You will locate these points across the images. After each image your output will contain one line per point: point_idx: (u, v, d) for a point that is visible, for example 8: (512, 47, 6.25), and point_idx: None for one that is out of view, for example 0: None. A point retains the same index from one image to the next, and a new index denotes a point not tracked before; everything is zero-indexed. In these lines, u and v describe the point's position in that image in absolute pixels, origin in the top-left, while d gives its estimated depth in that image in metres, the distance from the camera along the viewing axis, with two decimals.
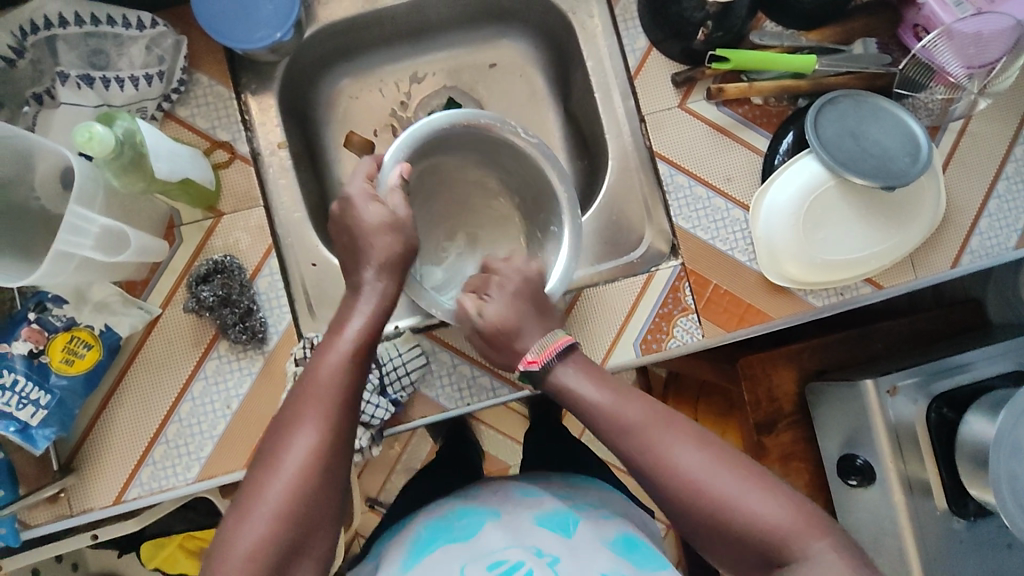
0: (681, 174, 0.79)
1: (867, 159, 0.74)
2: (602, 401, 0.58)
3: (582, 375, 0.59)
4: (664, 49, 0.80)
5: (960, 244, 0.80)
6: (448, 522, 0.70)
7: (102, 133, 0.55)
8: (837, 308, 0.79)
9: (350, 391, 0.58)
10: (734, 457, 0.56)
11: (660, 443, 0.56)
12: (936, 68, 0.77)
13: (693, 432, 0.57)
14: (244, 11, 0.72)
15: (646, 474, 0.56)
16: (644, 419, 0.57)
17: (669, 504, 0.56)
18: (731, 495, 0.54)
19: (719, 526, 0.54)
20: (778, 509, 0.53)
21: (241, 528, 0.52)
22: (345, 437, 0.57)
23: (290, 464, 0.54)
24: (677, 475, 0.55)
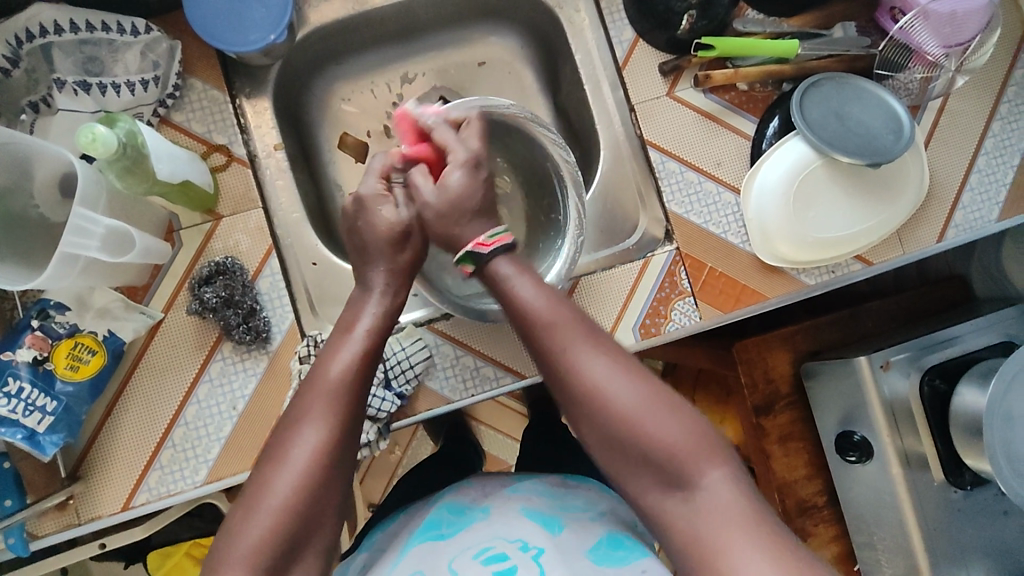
0: (672, 161, 0.81)
1: (852, 138, 0.76)
2: (541, 307, 0.61)
3: (516, 269, 0.63)
4: (651, 40, 0.82)
5: (945, 218, 0.82)
6: (436, 518, 0.71)
7: (105, 134, 0.55)
8: (829, 286, 0.81)
9: (355, 385, 0.59)
10: (645, 378, 0.58)
11: (577, 353, 0.58)
12: (914, 48, 0.79)
13: (610, 350, 0.59)
14: (237, 15, 0.73)
15: (559, 375, 0.59)
16: (562, 318, 0.60)
17: (589, 423, 0.58)
18: (628, 406, 0.56)
19: (617, 435, 0.56)
20: (673, 431, 0.55)
21: (248, 522, 0.52)
22: (349, 429, 0.57)
23: (298, 455, 0.54)
24: (584, 380, 0.57)
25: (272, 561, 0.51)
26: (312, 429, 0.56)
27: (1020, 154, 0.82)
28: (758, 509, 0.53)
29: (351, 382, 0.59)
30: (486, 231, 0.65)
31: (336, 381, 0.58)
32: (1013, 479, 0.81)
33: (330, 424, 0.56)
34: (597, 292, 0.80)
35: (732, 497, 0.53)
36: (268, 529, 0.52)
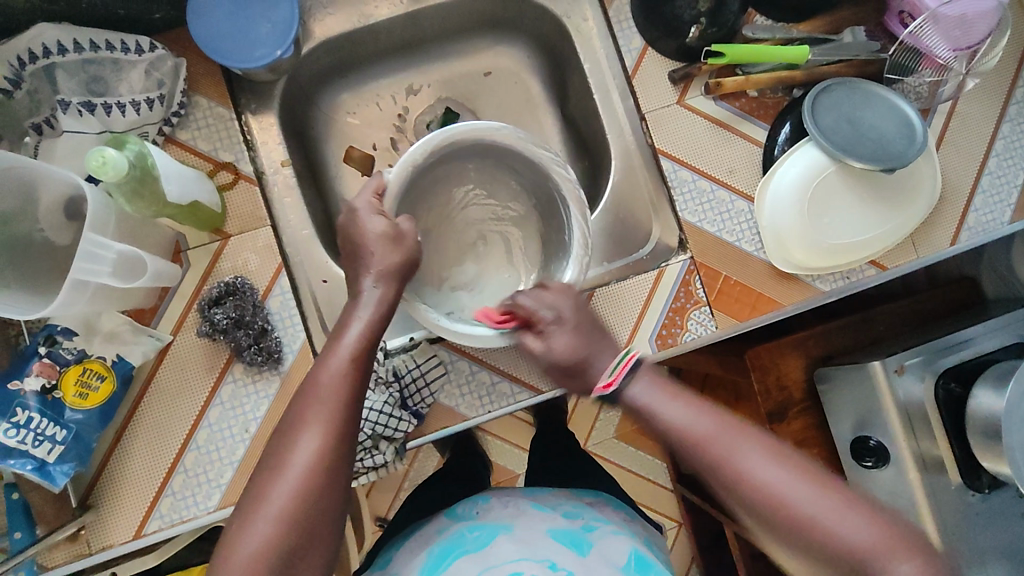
0: (685, 170, 0.80)
1: (866, 143, 0.76)
2: (686, 426, 0.59)
3: (656, 385, 0.62)
4: (660, 48, 0.81)
5: (958, 221, 0.82)
6: (461, 536, 0.69)
7: (115, 158, 0.54)
8: (844, 291, 0.81)
9: (353, 392, 0.57)
10: (810, 470, 0.57)
11: (729, 444, 0.57)
12: (924, 52, 0.78)
13: (777, 453, 0.57)
14: (242, 31, 0.72)
15: (711, 477, 0.58)
16: (716, 424, 0.59)
17: (762, 524, 0.56)
18: (816, 509, 0.54)
19: (787, 534, 0.55)
20: (862, 529, 0.54)
21: (247, 529, 0.51)
22: (349, 437, 0.56)
23: (295, 466, 0.53)
24: (753, 484, 0.56)
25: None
26: (309, 439, 0.54)
27: None
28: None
29: (349, 389, 0.57)
30: (605, 364, 0.63)
31: (331, 388, 0.56)
32: None
33: (327, 433, 0.55)
34: (614, 303, 0.79)
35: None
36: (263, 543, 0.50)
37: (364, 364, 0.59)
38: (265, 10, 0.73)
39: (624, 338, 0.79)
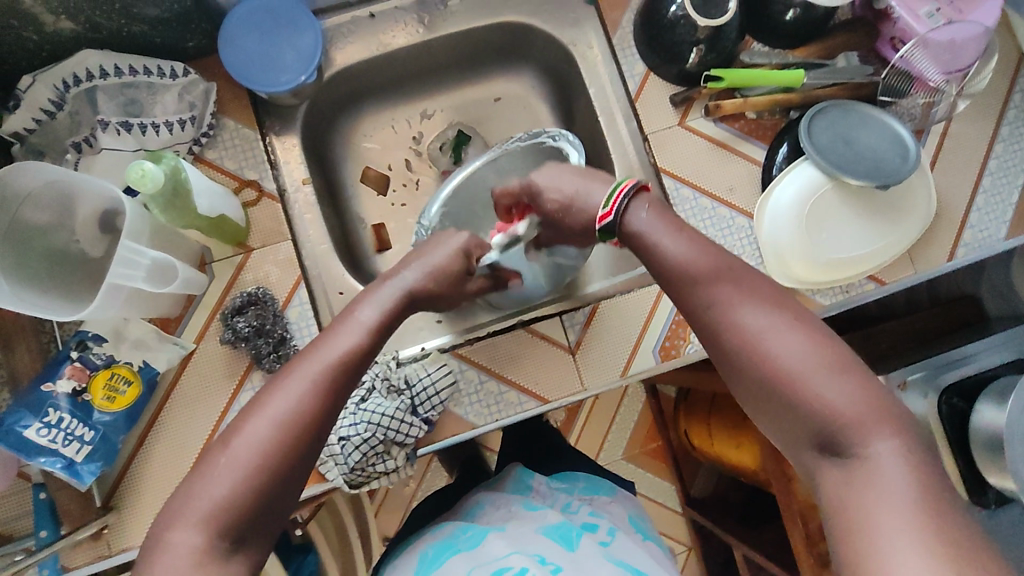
0: (686, 187, 0.84)
1: (861, 162, 0.79)
2: (685, 253, 0.62)
3: (653, 213, 0.65)
4: (661, 74, 0.85)
5: (954, 237, 0.85)
6: (453, 538, 0.71)
7: (154, 171, 0.58)
8: (844, 305, 0.83)
9: (351, 364, 0.59)
10: (820, 342, 0.56)
11: (733, 300, 0.59)
12: (915, 76, 0.81)
13: (775, 304, 0.58)
14: (270, 57, 0.77)
15: (709, 338, 0.60)
16: (723, 271, 0.60)
17: (746, 383, 0.57)
18: (798, 365, 0.54)
19: (771, 396, 0.55)
20: (842, 395, 0.53)
21: (214, 470, 0.53)
22: (331, 408, 0.57)
23: (273, 414, 0.54)
24: (738, 335, 0.57)
25: (231, 523, 0.51)
26: (291, 395, 0.56)
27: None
28: (930, 483, 0.49)
29: (348, 364, 0.59)
30: (604, 196, 0.67)
31: (326, 356, 0.58)
32: None
33: (313, 393, 0.56)
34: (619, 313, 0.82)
35: (899, 463, 0.50)
36: (227, 490, 0.52)
37: (369, 347, 0.61)
38: (291, 37, 0.78)
39: (628, 350, 0.81)
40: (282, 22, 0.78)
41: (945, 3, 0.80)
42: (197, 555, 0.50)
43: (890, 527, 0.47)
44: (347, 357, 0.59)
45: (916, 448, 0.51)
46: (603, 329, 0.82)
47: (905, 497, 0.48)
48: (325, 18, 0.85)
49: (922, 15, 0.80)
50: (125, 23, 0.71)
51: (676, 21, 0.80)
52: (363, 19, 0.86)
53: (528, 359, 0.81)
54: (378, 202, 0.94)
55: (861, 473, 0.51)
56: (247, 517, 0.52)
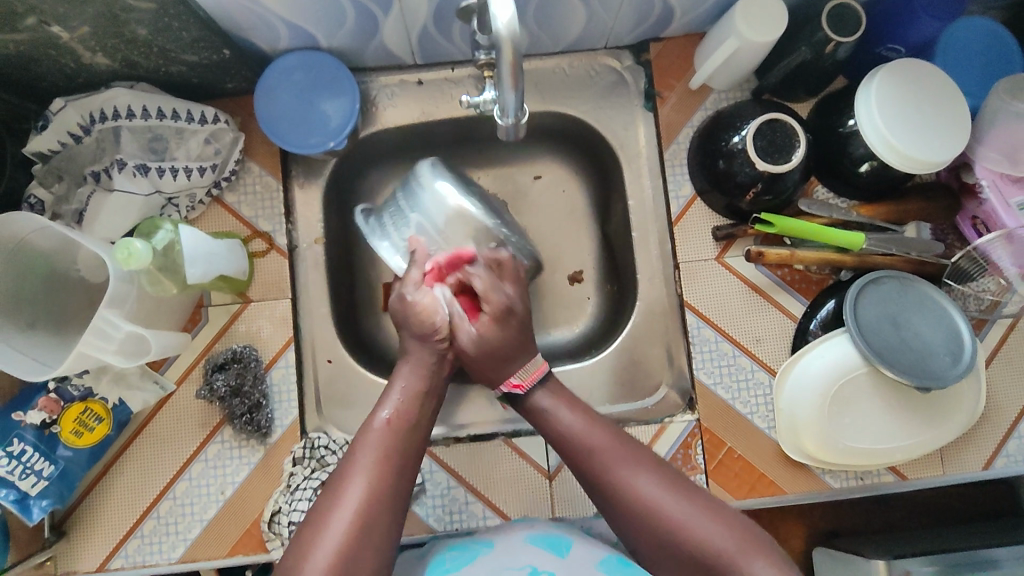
0: (708, 328, 0.78)
1: (905, 350, 0.71)
2: (573, 426, 0.64)
3: (554, 394, 0.68)
4: (708, 201, 0.79)
5: (996, 445, 0.76)
6: (441, 556, 0.66)
7: (141, 250, 0.56)
8: (855, 492, 0.75)
9: (402, 451, 0.61)
10: (685, 491, 0.60)
11: (614, 461, 0.61)
12: (990, 265, 0.73)
13: (647, 461, 0.62)
14: (304, 117, 0.75)
15: (601, 499, 0.62)
16: (605, 438, 0.63)
17: (631, 529, 0.59)
18: (678, 513, 0.58)
19: (661, 537, 0.58)
20: (720, 530, 0.57)
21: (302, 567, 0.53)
22: (390, 493, 0.58)
23: (342, 520, 0.55)
24: (619, 488, 0.60)
25: None
26: (355, 489, 0.57)
27: None
28: None
29: (392, 446, 0.61)
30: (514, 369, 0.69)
31: (373, 444, 0.61)
32: None
33: (372, 481, 0.58)
34: None
35: None
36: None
37: (403, 427, 0.63)
38: (330, 100, 0.76)
39: None
40: (323, 83, 0.75)
41: None
42: None
43: None
44: (394, 437, 0.62)
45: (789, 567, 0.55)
46: None
47: None
48: (373, 77, 0.82)
49: (1013, 204, 0.71)
50: (164, 64, 0.70)
51: (735, 153, 0.74)
52: (410, 84, 0.82)
53: (500, 474, 0.77)
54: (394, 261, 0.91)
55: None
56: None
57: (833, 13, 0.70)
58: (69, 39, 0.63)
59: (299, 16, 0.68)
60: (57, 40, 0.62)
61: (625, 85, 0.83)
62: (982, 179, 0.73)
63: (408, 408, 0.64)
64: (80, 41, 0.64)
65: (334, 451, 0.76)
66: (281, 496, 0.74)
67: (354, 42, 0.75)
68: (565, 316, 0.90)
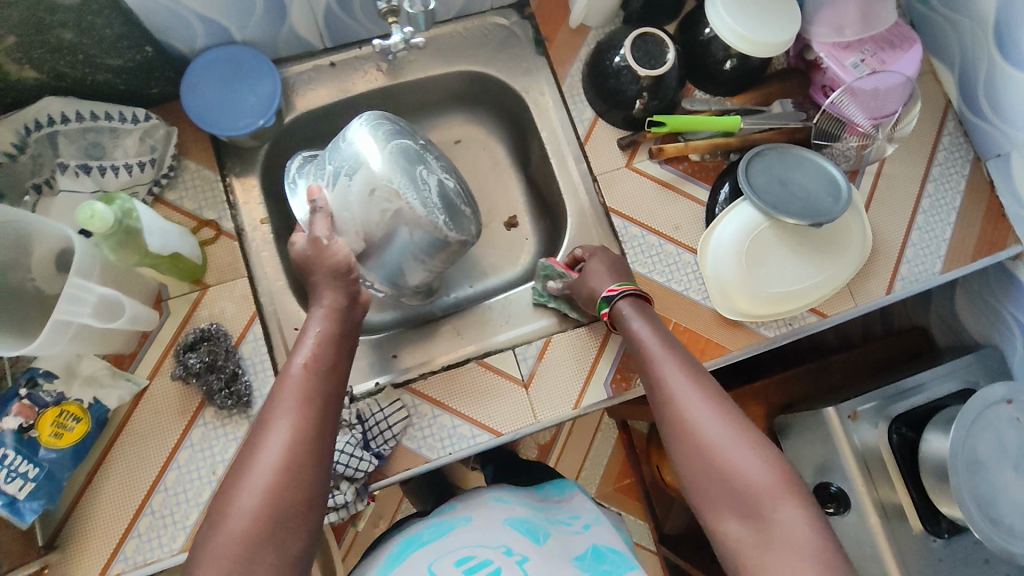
0: (634, 226, 0.87)
1: (795, 201, 0.82)
2: (645, 336, 0.71)
3: (635, 309, 0.74)
4: (609, 119, 0.90)
5: (891, 272, 0.88)
6: (420, 532, 0.72)
7: (104, 211, 0.60)
8: (789, 337, 0.85)
9: (322, 416, 0.63)
10: (735, 416, 0.63)
11: (666, 372, 0.67)
12: (845, 121, 0.87)
13: (696, 375, 0.66)
14: (230, 103, 0.81)
15: (655, 409, 0.67)
16: (659, 350, 0.69)
17: (670, 439, 0.64)
18: (721, 440, 0.61)
19: (704, 459, 0.61)
20: (758, 468, 0.60)
21: (222, 530, 0.56)
22: (310, 439, 0.61)
23: (258, 476, 0.58)
24: (670, 401, 0.65)
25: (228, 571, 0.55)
26: (278, 434, 0.60)
27: (955, 213, 0.90)
28: (824, 547, 0.56)
29: (307, 392, 0.63)
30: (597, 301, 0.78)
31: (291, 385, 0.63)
32: (988, 525, 0.80)
33: (297, 419, 0.61)
34: (572, 346, 0.84)
35: (802, 530, 0.56)
36: (244, 534, 0.56)
37: (320, 364, 0.65)
38: (252, 85, 0.82)
39: (581, 383, 0.83)
40: (243, 71, 0.82)
41: (870, 54, 0.86)
42: None
43: None
44: (313, 389, 0.64)
45: (816, 513, 0.58)
46: (555, 362, 0.83)
47: (805, 560, 0.55)
48: (288, 66, 0.89)
49: (849, 65, 0.85)
50: (89, 72, 0.74)
51: (619, 70, 0.85)
52: (324, 67, 0.90)
53: (480, 393, 0.82)
54: None
55: (773, 536, 0.57)
56: (257, 553, 0.56)
57: None
58: None
59: (211, 8, 0.75)
60: None
61: (516, 38, 0.94)
62: (821, 52, 0.86)
63: (322, 350, 0.66)
64: (7, 54, 0.68)
65: None
66: None
67: (265, 31, 0.83)
68: (508, 256, 0.98)
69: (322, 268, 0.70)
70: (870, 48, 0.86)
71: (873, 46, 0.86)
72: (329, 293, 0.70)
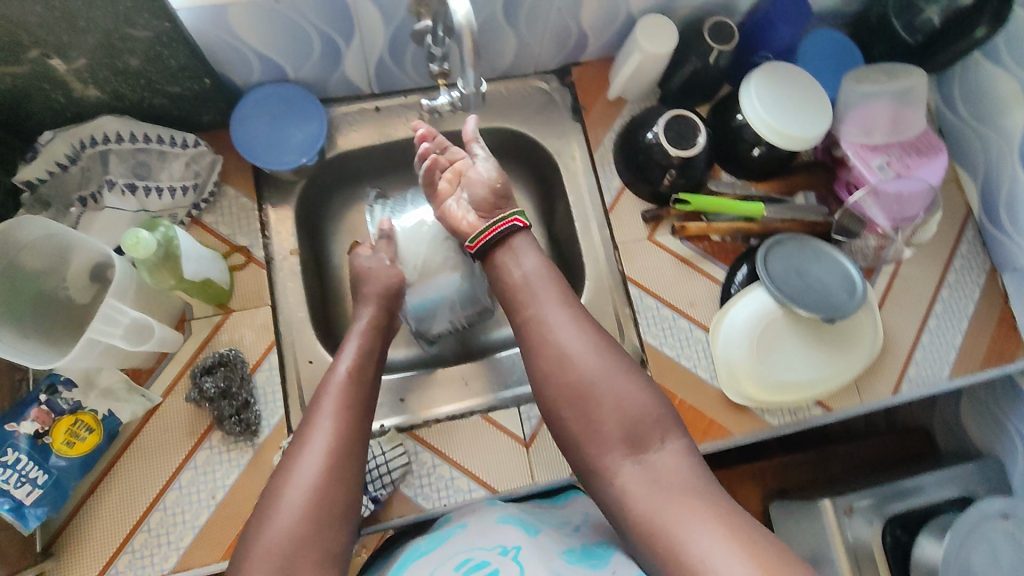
0: (650, 297, 0.89)
1: (810, 293, 0.84)
2: (530, 271, 0.75)
3: (518, 249, 0.77)
4: (635, 190, 0.93)
5: (899, 373, 0.89)
6: (417, 545, 0.70)
7: (147, 239, 0.62)
8: (793, 427, 0.86)
9: (359, 419, 0.70)
10: (613, 354, 0.70)
11: (545, 305, 0.72)
12: (866, 220, 0.89)
13: (574, 310, 0.72)
14: (277, 140, 0.84)
15: (529, 337, 0.72)
16: (545, 277, 0.75)
17: (550, 377, 0.69)
18: (600, 373, 0.68)
19: (576, 394, 0.68)
20: (631, 392, 0.67)
21: (272, 516, 0.62)
22: (350, 441, 0.68)
23: (306, 469, 0.65)
24: (545, 321, 0.71)
25: (279, 550, 0.60)
26: (322, 434, 0.67)
27: (967, 320, 0.91)
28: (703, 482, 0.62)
29: (348, 399, 0.71)
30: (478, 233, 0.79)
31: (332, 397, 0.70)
32: None
33: (338, 424, 0.68)
34: None
35: (680, 459, 0.64)
36: (294, 522, 0.61)
37: (360, 380, 0.73)
38: (301, 123, 0.85)
39: None
40: (292, 110, 0.85)
41: (895, 158, 0.88)
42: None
43: (693, 520, 0.58)
44: (354, 397, 0.71)
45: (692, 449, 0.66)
46: None
47: (702, 497, 0.61)
48: (334, 106, 0.92)
49: (875, 166, 0.87)
50: (148, 96, 0.78)
51: (651, 146, 0.88)
52: (368, 111, 0.93)
53: (480, 447, 0.83)
54: None
55: (651, 460, 0.64)
56: (308, 534, 0.61)
57: (714, 29, 0.88)
58: (65, 71, 0.70)
59: (270, 48, 0.78)
60: (54, 72, 0.70)
61: (555, 103, 0.97)
62: (848, 150, 0.88)
63: (361, 365, 0.75)
64: (75, 74, 0.71)
65: None
66: None
67: (318, 74, 0.86)
68: None
69: (375, 284, 0.83)
70: (896, 152, 0.88)
71: (900, 150, 0.88)
72: (370, 307, 0.81)
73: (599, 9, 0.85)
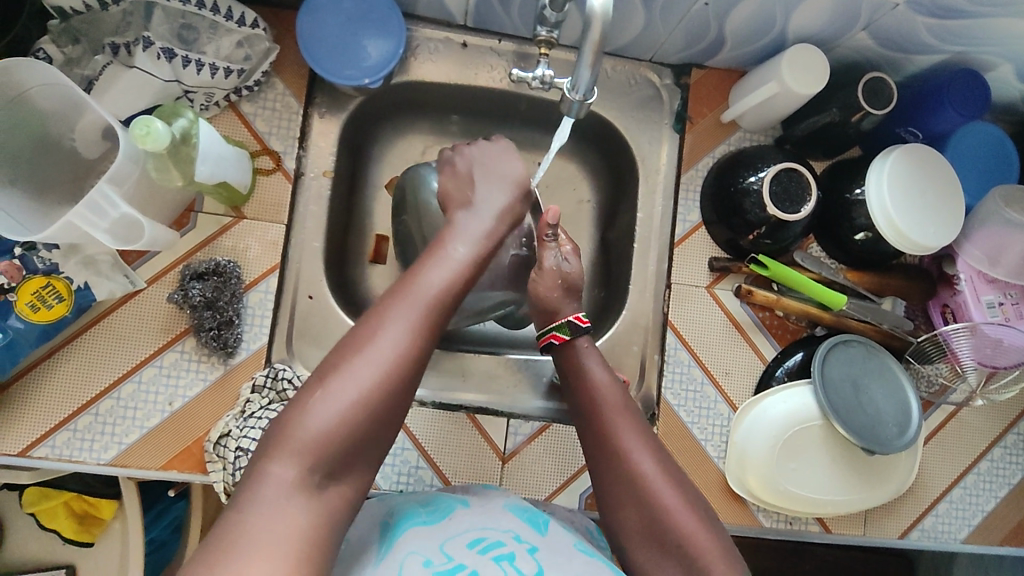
0: (684, 350, 0.80)
1: (858, 413, 0.75)
2: (602, 381, 0.66)
3: (587, 352, 0.69)
4: (711, 231, 0.82)
5: (914, 518, 0.81)
6: (414, 508, 0.61)
7: (160, 131, 0.55)
8: (781, 534, 0.79)
9: (446, 314, 0.55)
10: (689, 491, 0.59)
11: (617, 421, 0.62)
12: (949, 351, 0.78)
13: (651, 437, 0.62)
14: (344, 46, 0.73)
15: (603, 460, 0.62)
16: (619, 394, 0.65)
17: (609, 492, 0.60)
18: (670, 496, 0.58)
19: (646, 517, 0.58)
20: (705, 533, 0.56)
21: (305, 417, 0.47)
22: (423, 348, 0.52)
23: (380, 356, 0.50)
24: (618, 447, 0.61)
25: (329, 456, 0.47)
26: (395, 328, 0.51)
27: (1007, 488, 0.83)
28: None
29: (435, 303, 0.54)
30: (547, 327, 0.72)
31: (423, 297, 0.54)
32: None
33: (412, 328, 0.52)
34: (567, 442, 0.79)
35: None
36: (331, 426, 0.47)
37: (459, 287, 0.56)
38: (374, 37, 0.74)
39: (554, 482, 0.78)
40: (371, 18, 0.74)
41: (1010, 300, 0.78)
42: (292, 488, 0.45)
43: None
44: (448, 292, 0.55)
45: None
46: (542, 450, 0.78)
47: None
48: (419, 26, 0.81)
49: (984, 301, 0.78)
50: None
51: (749, 191, 0.76)
52: (454, 44, 0.82)
53: (455, 444, 0.77)
54: (393, 214, 0.90)
55: None
56: (350, 439, 0.48)
57: (870, 86, 0.74)
58: None
59: None
60: None
61: (660, 102, 0.85)
62: (962, 272, 0.79)
63: (473, 264, 0.58)
64: None
65: (297, 386, 0.73)
66: (233, 419, 0.71)
67: None
68: None
69: None
70: (1014, 294, 0.78)
71: (1019, 292, 0.78)
72: (505, 197, 0.66)
73: (751, 18, 0.72)
